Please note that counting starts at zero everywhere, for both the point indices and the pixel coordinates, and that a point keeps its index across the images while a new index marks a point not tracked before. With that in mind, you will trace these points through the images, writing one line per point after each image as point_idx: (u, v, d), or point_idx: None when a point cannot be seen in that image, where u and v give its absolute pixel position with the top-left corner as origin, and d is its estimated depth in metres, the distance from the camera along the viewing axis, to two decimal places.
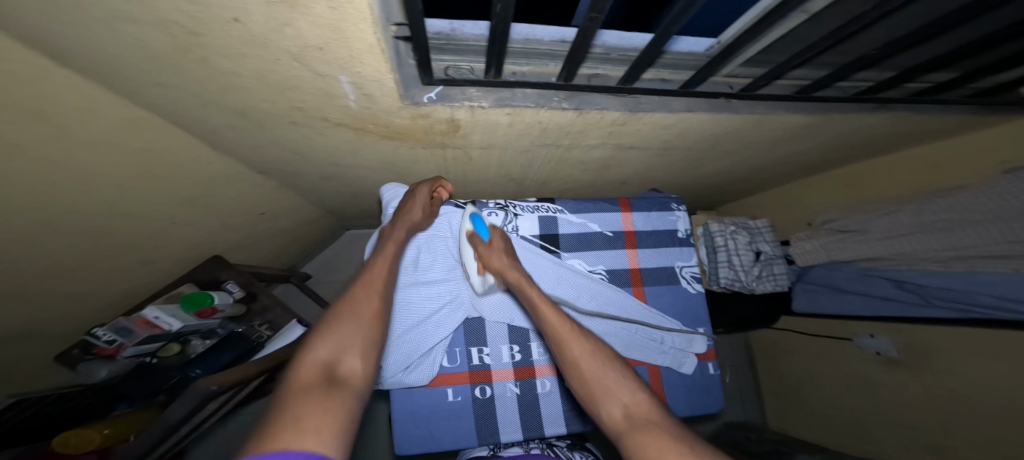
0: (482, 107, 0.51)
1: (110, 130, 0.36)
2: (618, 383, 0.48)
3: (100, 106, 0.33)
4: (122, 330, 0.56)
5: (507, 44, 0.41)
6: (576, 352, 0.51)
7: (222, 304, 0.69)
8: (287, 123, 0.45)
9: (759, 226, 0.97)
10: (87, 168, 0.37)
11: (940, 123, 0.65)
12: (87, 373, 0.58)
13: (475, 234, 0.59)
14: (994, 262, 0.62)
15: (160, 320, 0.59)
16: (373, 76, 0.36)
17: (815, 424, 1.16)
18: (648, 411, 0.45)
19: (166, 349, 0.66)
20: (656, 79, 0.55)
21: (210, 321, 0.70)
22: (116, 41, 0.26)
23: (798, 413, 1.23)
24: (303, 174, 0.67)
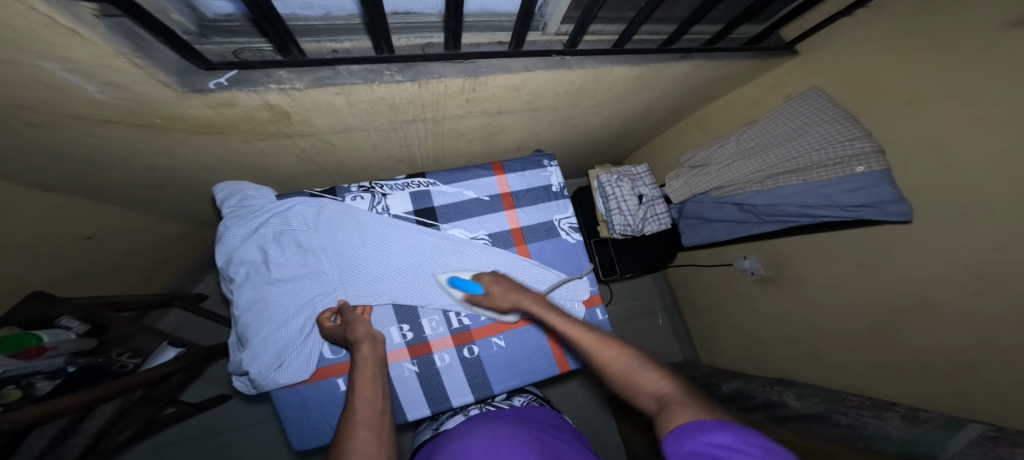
0: (300, 89, 0.47)
1: None
2: (639, 371, 0.44)
3: None
4: None
5: (291, 24, 0.38)
6: (598, 354, 0.49)
7: (53, 341, 0.58)
8: (28, 126, 0.38)
9: (639, 172, 1.07)
10: None
11: (743, 64, 0.77)
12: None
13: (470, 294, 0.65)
14: (792, 176, 0.77)
15: None
16: (97, 61, 0.31)
17: (723, 336, 1.35)
18: (672, 393, 0.40)
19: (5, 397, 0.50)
20: (493, 43, 0.56)
21: (47, 360, 0.57)
22: None
23: (713, 335, 1.41)
24: (123, 183, 0.59)
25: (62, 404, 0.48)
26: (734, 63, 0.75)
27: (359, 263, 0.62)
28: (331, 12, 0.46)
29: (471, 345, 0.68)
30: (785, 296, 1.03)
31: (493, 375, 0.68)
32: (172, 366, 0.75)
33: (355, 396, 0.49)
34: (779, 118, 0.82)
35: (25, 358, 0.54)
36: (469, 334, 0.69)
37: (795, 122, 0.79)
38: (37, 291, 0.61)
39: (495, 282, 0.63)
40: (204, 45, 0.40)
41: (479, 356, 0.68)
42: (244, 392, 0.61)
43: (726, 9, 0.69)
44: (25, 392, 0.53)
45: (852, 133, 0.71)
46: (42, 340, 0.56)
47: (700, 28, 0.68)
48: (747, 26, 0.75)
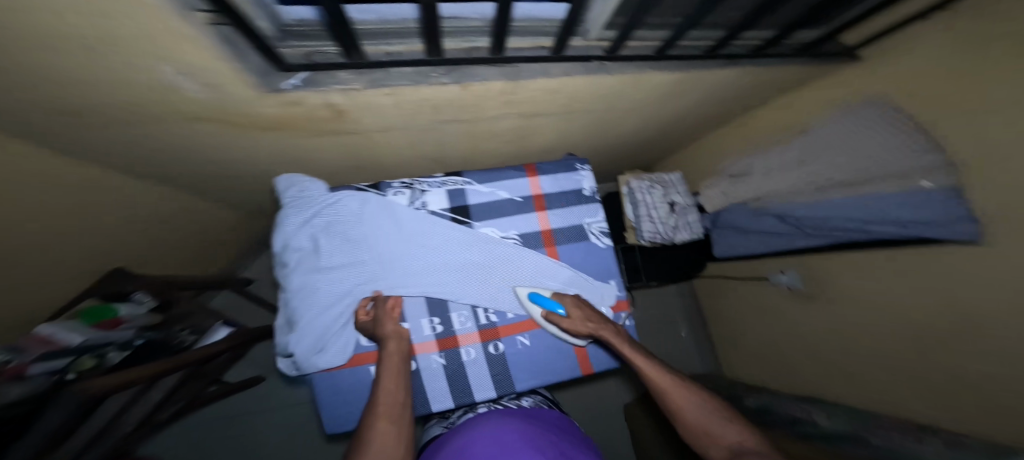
0: (357, 89, 0.50)
1: None
2: (718, 420, 0.52)
3: None
4: (12, 350, 0.51)
5: (354, 26, 0.41)
6: (675, 398, 0.56)
7: (128, 314, 0.68)
8: (137, 120, 0.43)
9: (673, 180, 1.04)
10: None
11: (793, 70, 0.73)
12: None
13: (548, 312, 0.68)
14: (845, 189, 0.72)
15: (59, 335, 0.56)
16: (201, 65, 0.36)
17: (753, 354, 1.29)
18: (754, 446, 0.48)
19: (78, 364, 0.54)
20: (534, 48, 0.57)
21: (121, 332, 0.66)
22: None
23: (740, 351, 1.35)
24: (193, 172, 0.65)
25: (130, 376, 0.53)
26: (785, 69, 0.72)
27: (398, 257, 0.65)
28: (383, 16, 0.46)
29: (497, 342, 0.70)
30: (824, 315, 0.96)
31: (516, 373, 0.69)
32: (228, 345, 0.81)
33: (381, 389, 0.53)
34: (833, 127, 0.78)
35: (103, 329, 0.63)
36: (496, 330, 0.70)
37: (852, 132, 0.74)
38: (117, 267, 0.72)
39: (579, 306, 0.68)
40: (283, 48, 0.44)
41: (504, 353, 0.70)
42: (285, 373, 0.65)
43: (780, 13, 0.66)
44: (99, 361, 0.57)
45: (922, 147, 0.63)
46: (116, 312, 0.65)
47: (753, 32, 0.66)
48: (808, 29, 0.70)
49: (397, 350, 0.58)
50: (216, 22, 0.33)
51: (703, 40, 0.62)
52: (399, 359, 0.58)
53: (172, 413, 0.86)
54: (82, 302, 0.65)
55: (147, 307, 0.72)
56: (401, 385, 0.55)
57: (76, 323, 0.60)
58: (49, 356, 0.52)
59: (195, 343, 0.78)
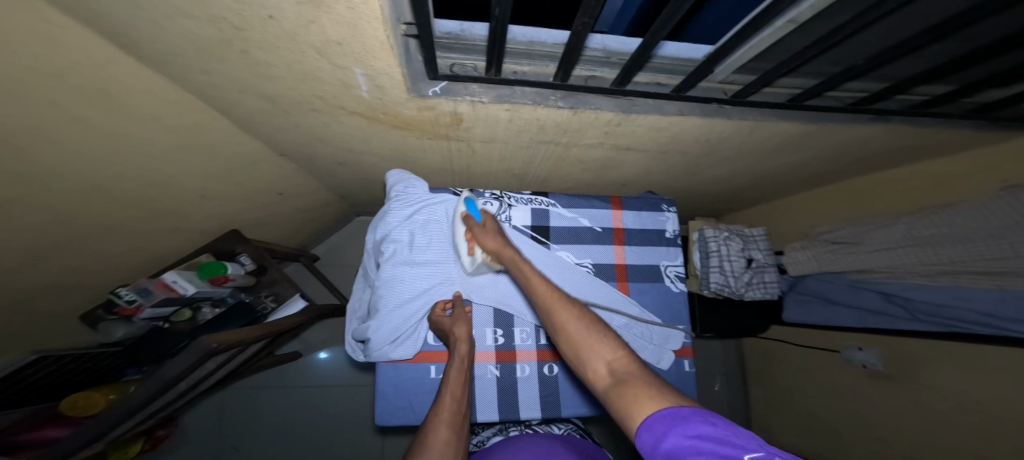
0: (483, 102, 0.54)
1: (159, 110, 0.42)
2: (599, 340, 0.48)
3: (146, 90, 0.38)
4: (143, 291, 0.63)
5: (506, 42, 0.44)
6: (563, 317, 0.51)
7: (234, 274, 0.76)
8: (305, 108, 0.50)
9: (754, 235, 0.98)
10: (138, 143, 0.43)
11: (927, 141, 0.67)
12: (107, 333, 0.67)
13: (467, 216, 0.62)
14: (981, 279, 0.64)
15: (178, 284, 0.66)
16: (384, 70, 0.41)
17: (798, 434, 1.13)
18: (629, 367, 0.45)
19: (179, 315, 0.70)
20: (651, 83, 0.57)
21: (222, 288, 0.76)
22: (169, 38, 0.31)
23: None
24: (317, 157, 0.73)
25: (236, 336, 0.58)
26: (917, 140, 0.66)
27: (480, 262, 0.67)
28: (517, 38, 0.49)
29: (552, 364, 0.68)
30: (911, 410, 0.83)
31: (565, 398, 0.67)
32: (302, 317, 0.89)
33: (445, 395, 0.53)
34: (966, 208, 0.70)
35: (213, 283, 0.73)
36: (554, 352, 0.69)
37: None
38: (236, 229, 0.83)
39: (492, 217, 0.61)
40: (444, 57, 0.50)
41: (557, 377, 0.68)
42: (351, 355, 0.69)
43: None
44: (194, 314, 0.72)
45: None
46: (225, 271, 0.73)
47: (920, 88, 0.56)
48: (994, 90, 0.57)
49: (464, 356, 0.58)
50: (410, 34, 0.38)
51: (853, 92, 0.56)
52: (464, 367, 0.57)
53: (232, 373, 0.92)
54: (201, 256, 0.76)
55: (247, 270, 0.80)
56: (462, 393, 0.55)
57: (194, 275, 0.70)
58: (165, 303, 0.65)
59: (273, 312, 0.85)
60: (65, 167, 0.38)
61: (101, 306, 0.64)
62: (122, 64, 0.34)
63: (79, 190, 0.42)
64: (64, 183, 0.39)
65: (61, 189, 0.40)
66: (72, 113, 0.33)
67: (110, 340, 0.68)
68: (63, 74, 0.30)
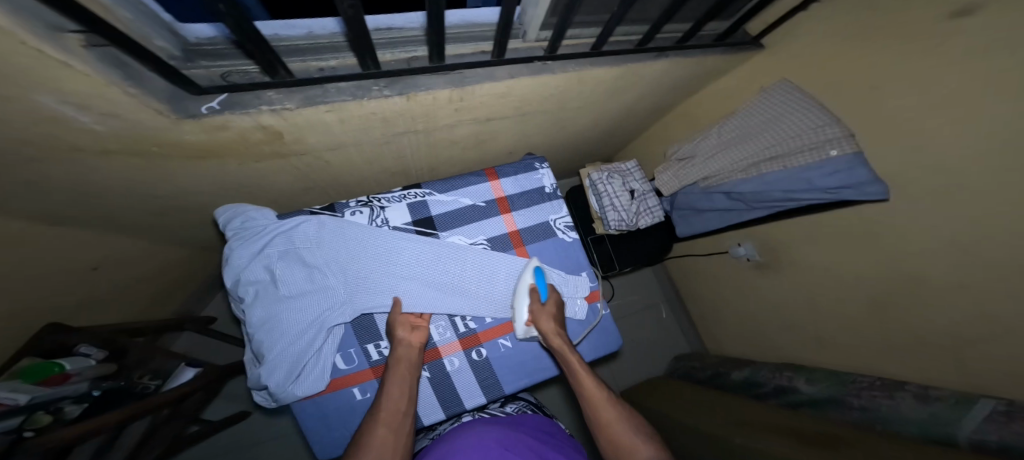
0: (290, 109, 0.47)
1: None
2: (638, 440, 0.50)
3: None
4: None
5: (271, 44, 0.39)
6: (608, 415, 0.53)
7: (76, 367, 0.60)
8: (45, 162, 0.40)
9: (629, 168, 1.09)
10: None
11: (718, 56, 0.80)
12: None
13: (535, 290, 0.66)
14: (774, 163, 0.79)
15: (4, 397, 0.48)
16: (95, 94, 0.33)
17: (727, 325, 1.36)
18: None
19: (35, 421, 0.51)
20: (476, 52, 0.58)
21: (71, 385, 0.59)
22: None
23: (715, 322, 1.43)
24: (127, 213, 0.60)
25: (83, 431, 0.47)
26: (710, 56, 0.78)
27: (359, 275, 0.63)
28: (313, 30, 0.46)
29: (479, 348, 0.69)
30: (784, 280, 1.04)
31: (503, 375, 0.70)
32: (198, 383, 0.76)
33: (384, 395, 0.52)
34: (761, 105, 0.84)
35: (51, 385, 0.56)
36: (476, 336, 0.70)
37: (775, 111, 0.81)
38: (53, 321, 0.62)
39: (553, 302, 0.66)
40: (191, 69, 0.41)
41: (488, 358, 0.69)
42: (263, 405, 0.61)
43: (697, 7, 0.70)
44: (56, 416, 0.54)
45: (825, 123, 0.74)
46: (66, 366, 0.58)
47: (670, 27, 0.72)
48: (715, 24, 0.77)
49: (409, 355, 0.59)
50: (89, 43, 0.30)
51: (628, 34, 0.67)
52: (410, 365, 0.58)
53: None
54: (20, 360, 0.55)
55: (98, 357, 0.65)
56: (409, 388, 0.55)
57: (20, 383, 0.52)
58: (4, 415, 0.48)
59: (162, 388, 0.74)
60: None
61: None
62: None
63: None
64: None
65: None
66: None
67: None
68: None
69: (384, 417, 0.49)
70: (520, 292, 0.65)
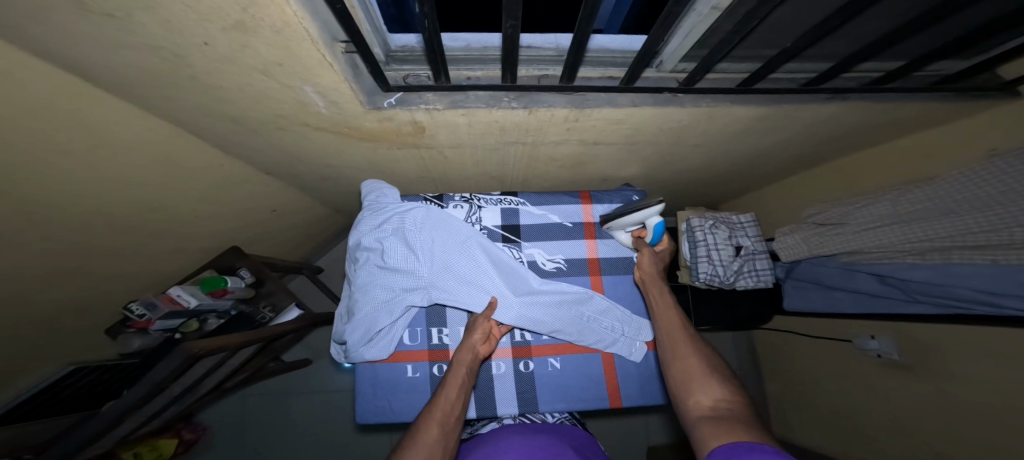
0: (438, 109, 0.56)
1: (133, 135, 0.48)
2: (705, 377, 0.47)
3: (116, 115, 0.44)
4: (150, 306, 0.69)
5: (445, 53, 0.46)
6: (681, 347, 0.51)
7: (233, 286, 0.82)
8: (273, 128, 0.56)
9: (742, 221, 0.95)
10: (120, 167, 0.49)
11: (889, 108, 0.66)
12: (125, 343, 0.74)
13: (644, 240, 0.69)
14: (970, 253, 0.60)
15: (182, 297, 0.72)
16: (331, 85, 0.45)
17: (820, 432, 1.07)
18: (733, 408, 0.42)
19: (186, 325, 0.76)
20: (604, 77, 0.60)
21: (224, 301, 0.81)
22: (124, 64, 0.37)
23: (807, 430, 1.12)
24: (299, 173, 0.78)
25: (221, 343, 0.61)
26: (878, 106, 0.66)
27: (449, 264, 0.68)
28: (471, 43, 0.53)
29: (528, 360, 0.67)
30: (937, 405, 0.76)
31: (542, 395, 0.66)
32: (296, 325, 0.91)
33: (445, 386, 0.54)
34: (958, 179, 0.66)
35: (213, 296, 0.78)
36: (529, 349, 0.68)
37: (973, 192, 0.62)
38: (235, 246, 0.87)
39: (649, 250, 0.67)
40: (388, 70, 0.53)
41: (534, 373, 0.67)
42: (336, 359, 0.70)
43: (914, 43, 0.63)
44: (200, 325, 0.78)
45: None
46: (225, 284, 0.79)
47: (867, 66, 0.65)
48: (946, 63, 0.66)
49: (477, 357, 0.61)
50: (349, 50, 0.43)
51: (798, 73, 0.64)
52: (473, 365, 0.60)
53: (236, 379, 0.96)
54: (204, 271, 0.82)
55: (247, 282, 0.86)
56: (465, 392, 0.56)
57: (197, 289, 0.76)
58: (172, 315, 0.72)
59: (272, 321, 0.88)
60: (48, 190, 0.43)
61: (120, 320, 0.72)
62: (75, 89, 0.39)
63: (79, 211, 0.48)
64: (57, 205, 0.45)
65: (58, 206, 0.46)
66: (47, 141, 0.39)
67: (127, 349, 0.75)
68: (31, 110, 0.36)
69: (440, 409, 0.51)
70: (624, 242, 0.72)
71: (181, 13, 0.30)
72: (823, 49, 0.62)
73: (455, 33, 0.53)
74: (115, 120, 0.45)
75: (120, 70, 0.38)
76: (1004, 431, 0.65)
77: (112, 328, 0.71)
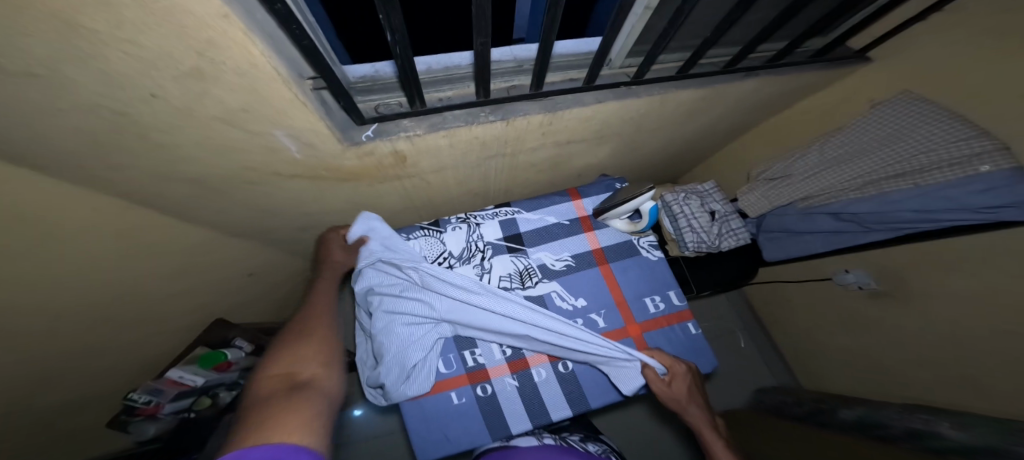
0: (418, 135, 0.56)
1: (72, 216, 0.43)
2: None
3: (45, 195, 0.39)
4: (153, 391, 0.68)
5: (419, 76, 0.46)
6: None
7: (235, 357, 0.81)
8: (244, 183, 0.52)
9: (708, 189, 1.04)
10: (49, 255, 0.42)
11: (792, 72, 0.79)
12: (140, 431, 0.68)
13: (639, 225, 0.75)
14: (899, 181, 0.70)
15: (185, 378, 0.71)
16: (306, 126, 0.43)
17: (830, 366, 1.14)
18: None
19: (199, 403, 0.76)
20: (564, 80, 0.64)
21: (229, 373, 0.81)
22: (60, 136, 0.33)
23: (813, 356, 1.21)
24: (273, 230, 0.73)
25: None
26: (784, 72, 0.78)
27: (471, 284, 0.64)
28: (432, 66, 0.54)
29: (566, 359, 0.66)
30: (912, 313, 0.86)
31: (589, 390, 0.64)
32: None
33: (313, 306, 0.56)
34: (874, 120, 0.79)
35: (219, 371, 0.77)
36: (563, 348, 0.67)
37: (888, 128, 0.76)
38: (219, 318, 0.81)
39: (676, 378, 0.59)
40: (363, 101, 0.52)
41: (575, 371, 0.65)
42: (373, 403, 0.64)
43: (792, 28, 0.77)
44: (212, 400, 0.79)
45: (950, 138, 0.66)
46: (227, 356, 0.78)
47: (765, 46, 0.76)
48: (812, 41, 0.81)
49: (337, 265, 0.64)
50: (318, 87, 0.41)
51: (721, 57, 0.73)
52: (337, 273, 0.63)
53: None
54: (195, 349, 0.75)
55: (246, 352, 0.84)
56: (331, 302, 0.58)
57: (197, 367, 0.74)
58: (180, 396, 0.72)
59: None
60: None
61: (121, 410, 0.66)
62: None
63: None
64: None
65: None
66: None
67: (143, 438, 0.68)
68: None
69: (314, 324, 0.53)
70: (625, 234, 0.76)
71: (138, 70, 0.28)
72: (733, 35, 0.72)
73: (424, 58, 0.54)
74: (51, 200, 0.40)
75: (59, 145, 0.34)
76: (970, 316, 0.74)
77: (112, 422, 0.65)
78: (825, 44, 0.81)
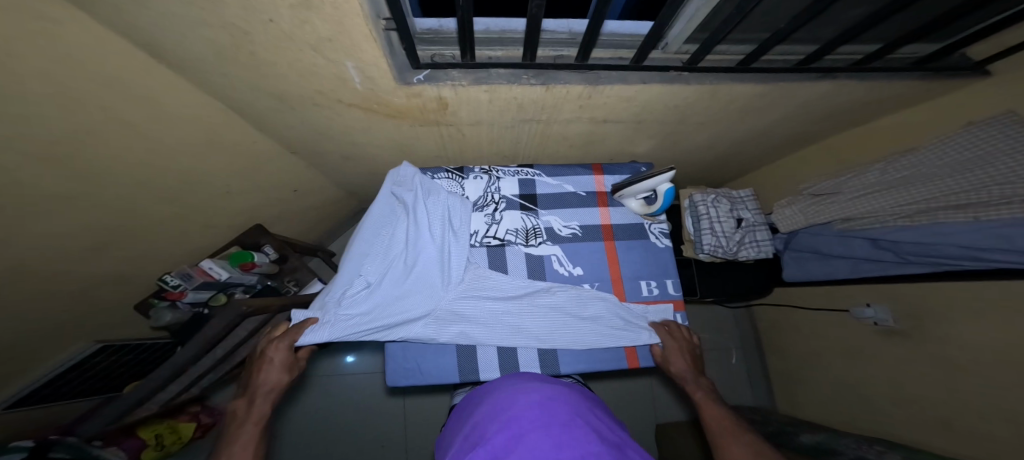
0: (463, 86, 0.61)
1: (180, 105, 0.53)
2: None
3: (164, 82, 0.49)
4: (185, 276, 0.78)
5: (475, 34, 0.50)
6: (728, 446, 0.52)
7: (259, 261, 0.92)
8: (311, 104, 0.60)
9: (742, 196, 1.00)
10: (160, 132, 0.53)
11: (873, 81, 0.71)
12: (157, 317, 0.83)
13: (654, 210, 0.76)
14: (957, 213, 0.64)
15: (213, 270, 0.82)
16: (372, 61, 0.50)
17: (824, 401, 1.13)
18: None
19: (217, 299, 0.88)
20: (613, 57, 0.64)
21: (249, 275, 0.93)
22: (185, 36, 0.42)
23: (801, 383, 1.23)
24: (324, 151, 0.83)
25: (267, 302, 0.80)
26: (863, 80, 0.71)
27: None
28: (490, 27, 0.58)
29: None
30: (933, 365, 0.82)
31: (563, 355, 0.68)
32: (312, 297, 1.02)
33: None
34: (952, 144, 0.70)
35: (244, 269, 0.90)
36: None
37: (970, 151, 0.67)
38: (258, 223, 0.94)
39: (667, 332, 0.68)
40: (422, 49, 0.57)
41: None
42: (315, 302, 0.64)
43: (891, 23, 0.68)
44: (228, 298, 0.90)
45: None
46: (252, 258, 0.89)
47: (851, 47, 0.69)
48: (916, 45, 0.71)
49: None
50: (389, 28, 0.48)
51: (793, 55, 0.68)
52: None
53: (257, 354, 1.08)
54: (231, 247, 0.89)
55: (271, 258, 0.96)
56: None
57: (226, 263, 0.86)
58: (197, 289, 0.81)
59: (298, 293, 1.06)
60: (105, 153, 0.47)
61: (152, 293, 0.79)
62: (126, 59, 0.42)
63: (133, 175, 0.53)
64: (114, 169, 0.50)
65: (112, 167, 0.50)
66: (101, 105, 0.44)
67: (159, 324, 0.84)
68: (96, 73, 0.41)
69: None
70: (639, 217, 0.78)
71: None
72: (813, 31, 0.67)
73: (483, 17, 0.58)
74: (167, 88, 0.50)
75: (186, 44, 0.43)
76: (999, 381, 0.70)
77: (140, 305, 0.79)
78: (930, 51, 0.71)
